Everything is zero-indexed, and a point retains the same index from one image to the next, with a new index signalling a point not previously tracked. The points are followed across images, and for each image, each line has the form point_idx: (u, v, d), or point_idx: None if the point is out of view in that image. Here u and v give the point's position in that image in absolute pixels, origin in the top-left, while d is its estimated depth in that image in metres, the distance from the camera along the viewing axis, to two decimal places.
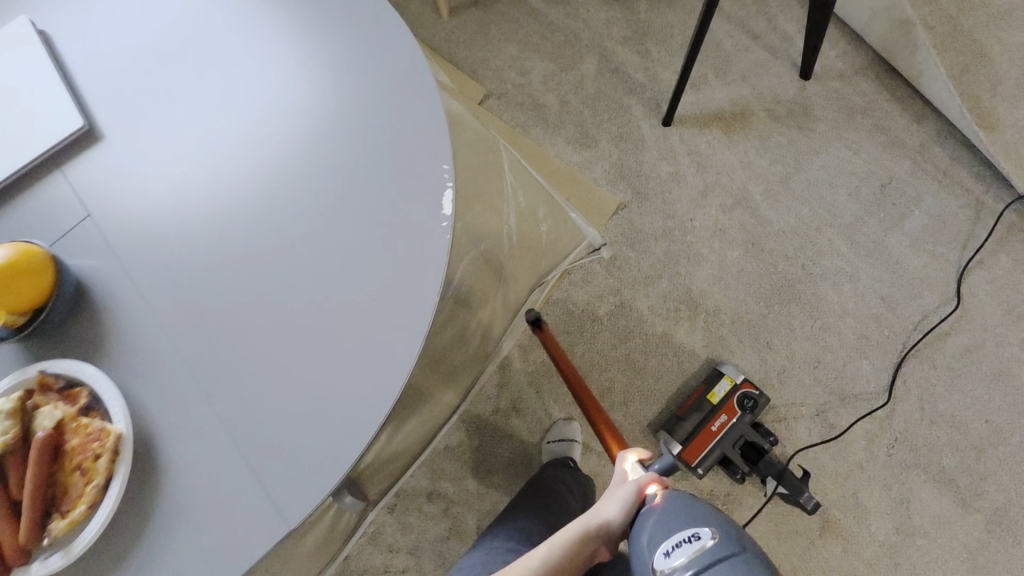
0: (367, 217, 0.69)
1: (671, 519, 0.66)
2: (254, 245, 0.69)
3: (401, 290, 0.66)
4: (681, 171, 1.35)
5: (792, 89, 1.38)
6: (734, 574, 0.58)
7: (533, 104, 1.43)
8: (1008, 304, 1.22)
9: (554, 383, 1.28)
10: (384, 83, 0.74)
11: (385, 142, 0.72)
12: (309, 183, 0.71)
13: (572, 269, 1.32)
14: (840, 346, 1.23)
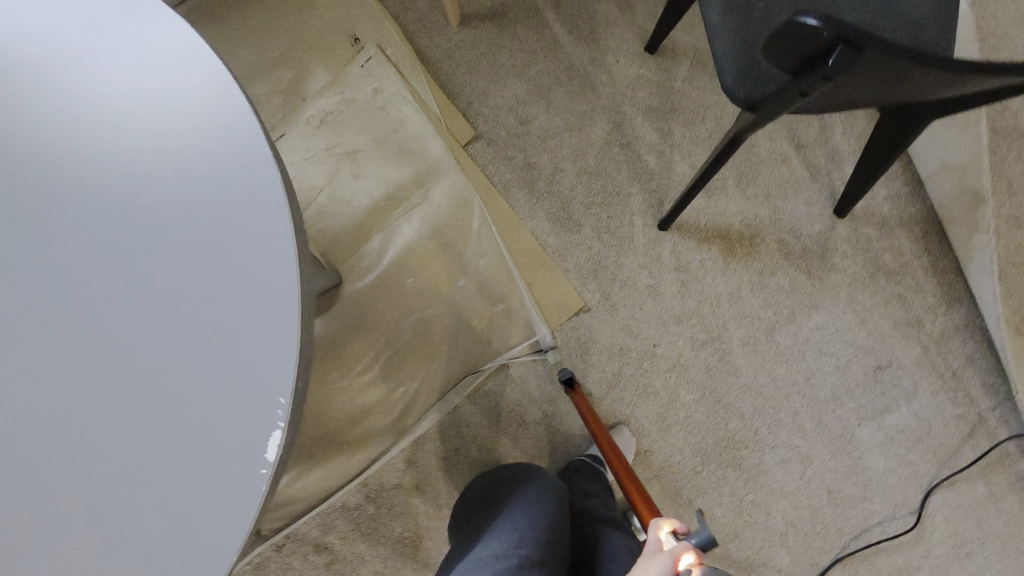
0: (180, 430, 0.56)
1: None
2: (43, 417, 0.56)
3: (191, 535, 0.54)
4: (660, 287, 1.19)
5: (820, 224, 1.16)
6: None
7: (523, 161, 1.25)
8: (963, 537, 1.09)
9: (462, 474, 1.24)
10: (250, 256, 0.59)
11: (222, 338, 0.58)
12: (128, 359, 0.57)
13: (513, 362, 1.23)
14: (764, 527, 1.12)
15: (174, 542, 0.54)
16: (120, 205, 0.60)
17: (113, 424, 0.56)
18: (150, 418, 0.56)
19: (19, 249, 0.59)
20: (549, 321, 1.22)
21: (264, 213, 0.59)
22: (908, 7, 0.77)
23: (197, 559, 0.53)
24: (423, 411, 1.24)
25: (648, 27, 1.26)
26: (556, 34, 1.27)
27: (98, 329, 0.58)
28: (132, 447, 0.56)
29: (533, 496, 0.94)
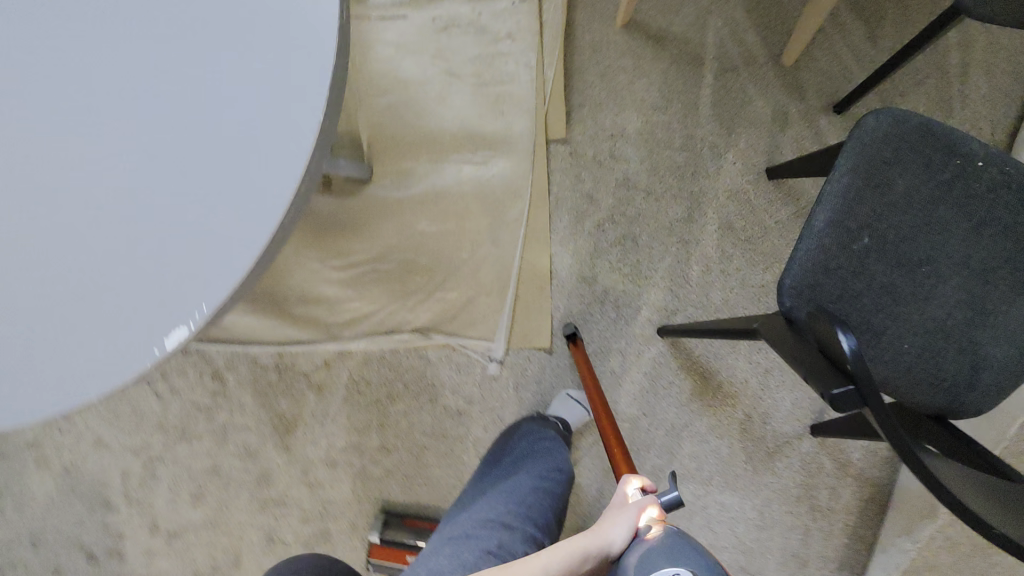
0: (114, 270, 0.56)
1: (657, 553, 0.64)
2: (20, 178, 0.57)
3: (68, 366, 0.56)
4: (621, 378, 1.18)
5: (789, 427, 1.14)
6: None
7: (588, 191, 1.21)
8: None
9: (360, 402, 1.28)
10: (259, 161, 0.55)
11: (191, 215, 0.56)
12: (112, 179, 0.56)
13: (458, 348, 1.25)
14: None
15: (50, 359, 0.56)
16: (193, 37, 0.57)
17: (68, 225, 0.56)
18: (94, 248, 0.56)
19: (88, 19, 0.58)
20: (511, 338, 1.23)
21: (293, 135, 0.55)
22: (992, 337, 0.70)
23: (60, 381, 0.55)
24: (362, 332, 1.27)
25: (783, 151, 1.17)
26: (700, 100, 1.19)
27: (107, 134, 0.57)
28: (69, 260, 0.56)
29: (547, 474, 0.95)
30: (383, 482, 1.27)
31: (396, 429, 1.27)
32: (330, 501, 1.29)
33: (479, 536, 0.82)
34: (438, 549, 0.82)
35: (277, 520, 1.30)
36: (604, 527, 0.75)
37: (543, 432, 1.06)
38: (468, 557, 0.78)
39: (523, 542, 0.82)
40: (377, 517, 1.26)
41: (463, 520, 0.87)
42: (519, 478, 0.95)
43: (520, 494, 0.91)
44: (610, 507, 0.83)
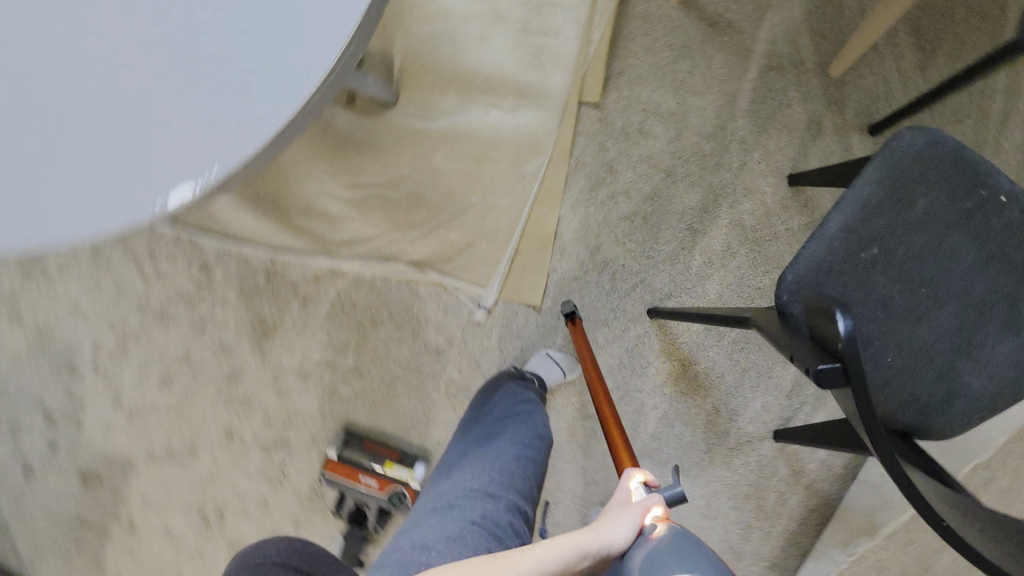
0: (129, 111, 0.53)
1: (669, 560, 0.67)
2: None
3: (64, 198, 0.53)
4: (600, 348, 1.20)
5: (756, 428, 1.16)
6: None
7: (609, 161, 1.20)
8: None
9: (341, 322, 1.29)
10: (300, 32, 0.53)
11: (220, 74, 0.53)
12: (147, 20, 0.54)
13: (449, 289, 1.25)
14: None
15: (45, 189, 0.53)
16: None
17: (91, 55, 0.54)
18: (104, 88, 0.54)
19: None
20: (503, 291, 1.23)
21: (340, 14, 0.53)
22: (974, 369, 0.72)
23: (50, 212, 0.53)
24: (357, 254, 1.27)
25: (809, 161, 1.16)
26: (739, 93, 1.18)
27: None
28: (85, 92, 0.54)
29: (528, 442, 0.97)
30: (349, 404, 1.29)
31: (372, 355, 1.28)
32: (295, 411, 1.30)
33: (462, 507, 0.84)
34: (423, 521, 0.84)
35: (239, 418, 1.32)
36: (605, 523, 0.77)
37: (525, 395, 1.07)
38: (453, 530, 0.80)
39: (506, 515, 0.84)
40: (339, 435, 1.28)
41: (447, 489, 0.89)
42: (499, 445, 0.95)
43: (501, 465, 0.91)
44: (612, 500, 0.86)
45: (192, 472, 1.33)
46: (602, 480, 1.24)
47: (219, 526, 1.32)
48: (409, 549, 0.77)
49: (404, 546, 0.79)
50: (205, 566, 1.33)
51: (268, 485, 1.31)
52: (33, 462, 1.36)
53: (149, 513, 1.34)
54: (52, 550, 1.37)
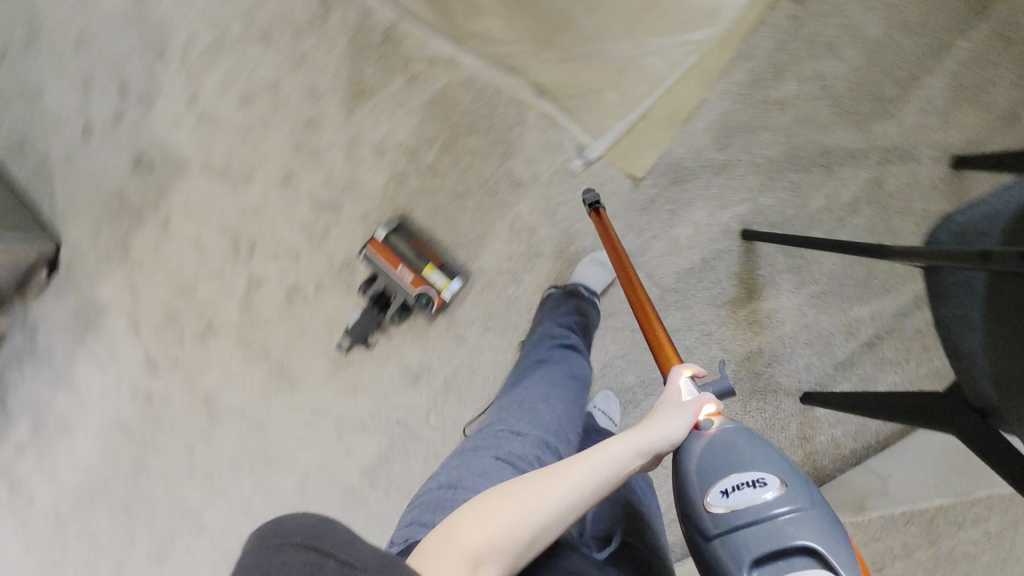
0: None
1: (736, 460, 0.76)
2: None
3: None
4: (679, 246, 1.16)
5: (789, 382, 1.17)
6: (804, 514, 0.71)
7: (780, 64, 1.10)
8: None
9: (436, 116, 1.23)
10: None
11: None
12: None
13: (558, 127, 1.18)
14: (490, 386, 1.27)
15: None
16: None
17: None
18: None
19: None
20: (610, 151, 1.16)
21: None
22: None
23: None
24: (480, 52, 1.19)
25: (982, 150, 1.06)
26: (948, 49, 1.06)
27: None
28: None
29: (555, 386, 0.96)
30: (412, 198, 1.25)
31: (453, 160, 1.23)
32: (358, 182, 1.27)
33: (487, 446, 0.84)
34: (451, 461, 0.85)
35: (303, 167, 1.29)
36: (658, 420, 0.79)
37: (563, 338, 1.08)
38: (481, 467, 0.80)
39: (535, 448, 0.85)
40: (393, 220, 1.25)
41: (475, 434, 0.89)
42: (530, 386, 0.96)
43: (531, 402, 0.92)
44: (660, 395, 0.86)
45: (240, 199, 1.32)
46: (620, 370, 1.23)
47: (246, 258, 1.33)
48: (440, 489, 0.79)
49: (433, 488, 0.80)
50: (219, 289, 1.35)
51: (306, 240, 1.30)
52: (94, 124, 1.35)
53: (186, 219, 1.34)
54: (84, 214, 1.38)
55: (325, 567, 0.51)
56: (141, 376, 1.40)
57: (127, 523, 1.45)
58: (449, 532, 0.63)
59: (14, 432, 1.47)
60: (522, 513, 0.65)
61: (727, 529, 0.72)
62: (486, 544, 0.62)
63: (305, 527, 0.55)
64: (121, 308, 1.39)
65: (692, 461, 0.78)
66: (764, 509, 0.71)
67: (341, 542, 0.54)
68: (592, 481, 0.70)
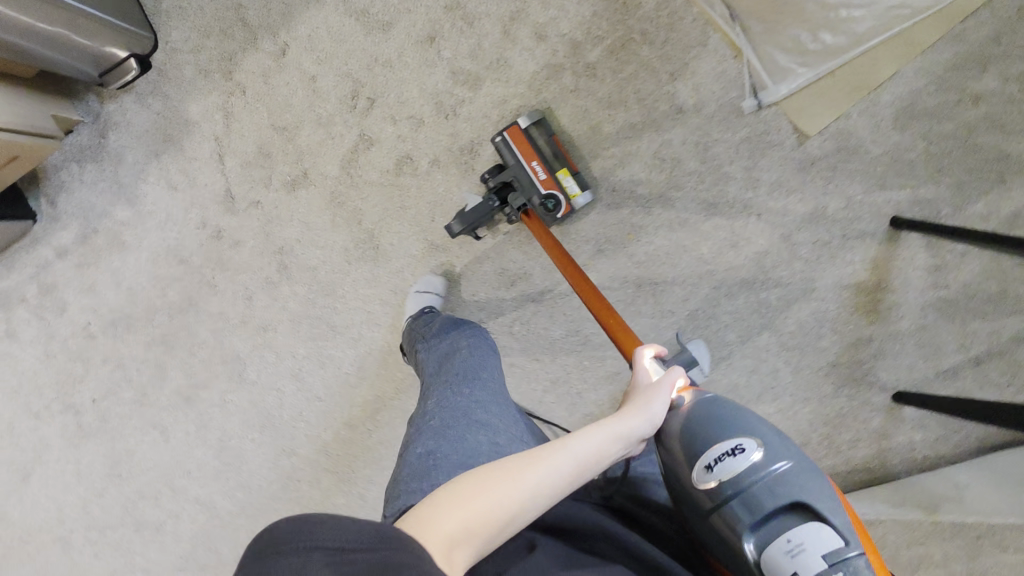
0: None
1: (715, 428, 0.74)
2: None
3: None
4: (825, 216, 1.13)
5: (886, 377, 1.16)
6: (791, 473, 0.70)
7: (985, 58, 1.06)
8: None
9: (613, 13, 1.13)
10: None
11: None
12: None
13: (740, 60, 1.11)
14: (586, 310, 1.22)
15: None
16: None
17: None
18: None
19: None
20: (786, 101, 1.11)
21: None
22: None
23: None
24: None
25: None
26: None
27: None
28: None
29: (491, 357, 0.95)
30: (562, 94, 1.16)
31: (617, 65, 1.14)
32: (508, 61, 1.17)
33: (453, 415, 0.79)
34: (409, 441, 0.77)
35: (451, 30, 1.18)
36: (638, 404, 0.75)
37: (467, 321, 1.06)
38: (457, 435, 0.76)
39: (502, 416, 0.83)
40: (534, 112, 1.15)
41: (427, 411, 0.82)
42: (461, 366, 0.92)
43: (489, 374, 0.90)
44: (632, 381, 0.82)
45: (371, 45, 1.20)
46: (723, 326, 1.19)
47: (360, 113, 1.22)
48: (417, 461, 0.72)
49: (410, 460, 0.73)
50: (323, 137, 1.24)
51: (434, 109, 1.20)
52: None
53: (304, 53, 1.22)
54: (193, 16, 1.25)
55: (311, 564, 0.43)
56: (214, 209, 1.30)
57: (162, 357, 1.37)
58: (426, 517, 0.57)
59: (59, 234, 1.35)
60: (503, 494, 0.59)
61: (720, 501, 0.70)
62: (465, 526, 0.57)
63: (278, 523, 0.46)
64: (207, 131, 1.28)
65: (672, 437, 0.76)
66: (751, 472, 0.70)
67: (326, 532, 0.45)
68: (578, 467, 0.65)
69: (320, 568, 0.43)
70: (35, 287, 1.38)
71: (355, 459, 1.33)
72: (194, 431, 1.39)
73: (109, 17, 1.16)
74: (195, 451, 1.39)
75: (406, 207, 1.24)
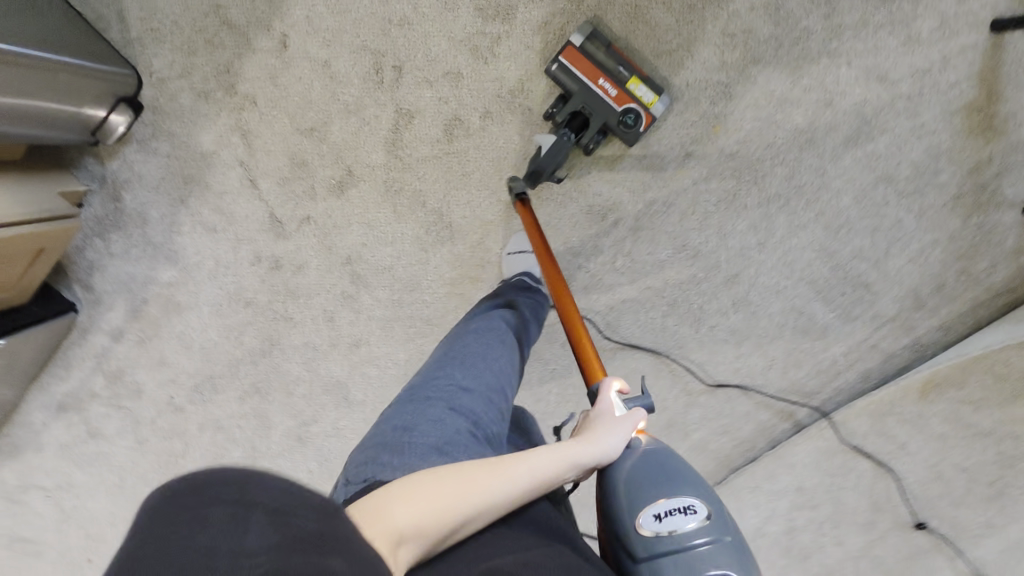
0: None
1: (666, 481, 0.67)
2: None
3: None
4: (918, 43, 1.04)
5: (1016, 192, 1.09)
6: (723, 551, 0.62)
7: None
8: (739, 378, 1.22)
9: None
10: None
11: None
12: None
13: None
14: (688, 220, 1.14)
15: None
16: None
17: None
18: None
19: None
20: None
21: None
22: None
23: None
24: None
25: None
26: None
27: None
28: None
29: (499, 336, 0.90)
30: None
31: None
32: None
33: (439, 396, 0.76)
34: (397, 409, 0.76)
35: None
36: (600, 429, 0.73)
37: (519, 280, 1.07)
38: (437, 416, 0.73)
39: (488, 407, 0.79)
40: (583, 25, 1.04)
41: (418, 384, 0.80)
42: (467, 339, 0.88)
43: (489, 359, 0.85)
44: (593, 410, 0.79)
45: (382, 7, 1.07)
46: (835, 192, 1.11)
47: (389, 85, 1.10)
48: (390, 435, 0.70)
49: (384, 431, 0.71)
50: (356, 126, 1.12)
51: (469, 57, 1.08)
52: None
53: (308, 38, 1.09)
54: (173, 36, 1.10)
55: (251, 518, 0.39)
56: (264, 239, 1.19)
57: (260, 407, 1.28)
58: (377, 511, 0.54)
59: (108, 316, 1.24)
60: (457, 500, 0.57)
61: (653, 556, 0.63)
62: (415, 528, 0.54)
63: (211, 480, 0.42)
64: (229, 158, 1.15)
65: (619, 478, 0.70)
66: (689, 540, 0.62)
67: (270, 495, 0.42)
68: (531, 483, 0.63)
69: (265, 526, 0.39)
70: (101, 378, 1.28)
71: None
72: (318, 466, 1.30)
73: (96, 65, 1.02)
74: (326, 483, 1.30)
75: (467, 173, 1.13)
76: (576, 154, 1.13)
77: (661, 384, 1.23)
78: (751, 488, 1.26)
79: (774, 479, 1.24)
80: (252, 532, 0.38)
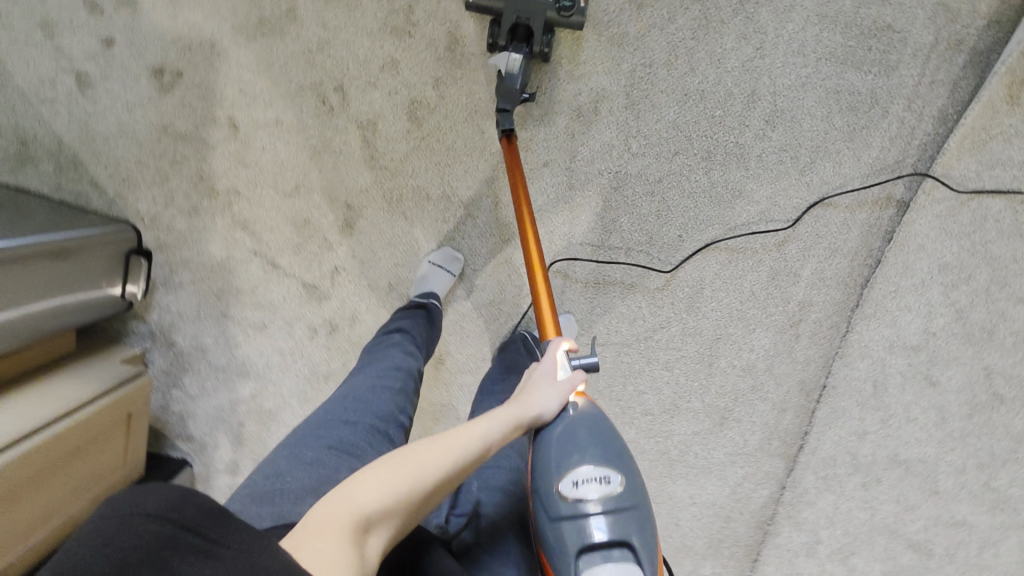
0: None
1: (587, 450, 0.76)
2: None
3: None
4: None
5: None
6: (625, 517, 0.72)
7: None
8: (816, 189, 1.12)
9: None
10: None
11: None
12: None
13: None
14: (678, 68, 1.10)
15: None
16: None
17: None
18: None
19: None
20: None
21: None
22: None
23: None
24: None
25: None
26: None
27: None
28: None
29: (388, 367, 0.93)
30: None
31: None
32: None
33: (320, 433, 0.78)
34: (276, 453, 0.75)
35: None
36: (536, 391, 0.80)
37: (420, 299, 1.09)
38: (311, 458, 0.73)
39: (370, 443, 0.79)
40: None
41: (306, 422, 0.81)
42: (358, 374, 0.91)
43: (375, 391, 0.87)
44: (538, 367, 0.85)
45: (298, 41, 1.09)
46: None
47: (340, 108, 1.10)
48: (263, 482, 0.70)
49: (257, 479, 0.71)
50: (333, 162, 1.12)
51: (394, 41, 1.08)
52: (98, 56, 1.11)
53: (251, 110, 1.11)
54: (145, 174, 1.15)
55: (180, 544, 0.42)
56: (308, 309, 1.18)
57: None
58: (337, 503, 0.56)
59: (217, 454, 1.26)
60: (413, 480, 0.60)
61: (566, 514, 0.73)
62: (381, 507, 0.57)
63: (157, 493, 0.44)
64: (243, 254, 1.16)
65: (549, 440, 0.79)
66: (601, 505, 0.73)
67: (212, 519, 0.44)
68: (482, 450, 0.68)
69: (190, 548, 0.42)
70: None
71: (612, 389, 1.20)
72: None
73: (97, 229, 1.05)
74: None
75: (453, 145, 1.11)
76: (540, 73, 1.11)
77: (743, 239, 1.14)
78: (894, 295, 1.11)
79: (915, 270, 1.10)
80: (177, 563, 0.41)
